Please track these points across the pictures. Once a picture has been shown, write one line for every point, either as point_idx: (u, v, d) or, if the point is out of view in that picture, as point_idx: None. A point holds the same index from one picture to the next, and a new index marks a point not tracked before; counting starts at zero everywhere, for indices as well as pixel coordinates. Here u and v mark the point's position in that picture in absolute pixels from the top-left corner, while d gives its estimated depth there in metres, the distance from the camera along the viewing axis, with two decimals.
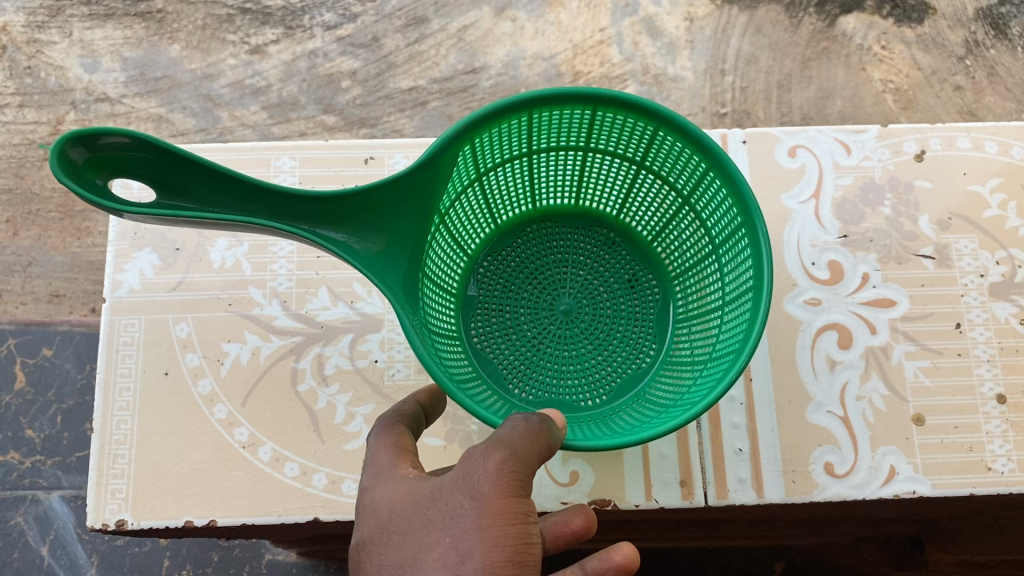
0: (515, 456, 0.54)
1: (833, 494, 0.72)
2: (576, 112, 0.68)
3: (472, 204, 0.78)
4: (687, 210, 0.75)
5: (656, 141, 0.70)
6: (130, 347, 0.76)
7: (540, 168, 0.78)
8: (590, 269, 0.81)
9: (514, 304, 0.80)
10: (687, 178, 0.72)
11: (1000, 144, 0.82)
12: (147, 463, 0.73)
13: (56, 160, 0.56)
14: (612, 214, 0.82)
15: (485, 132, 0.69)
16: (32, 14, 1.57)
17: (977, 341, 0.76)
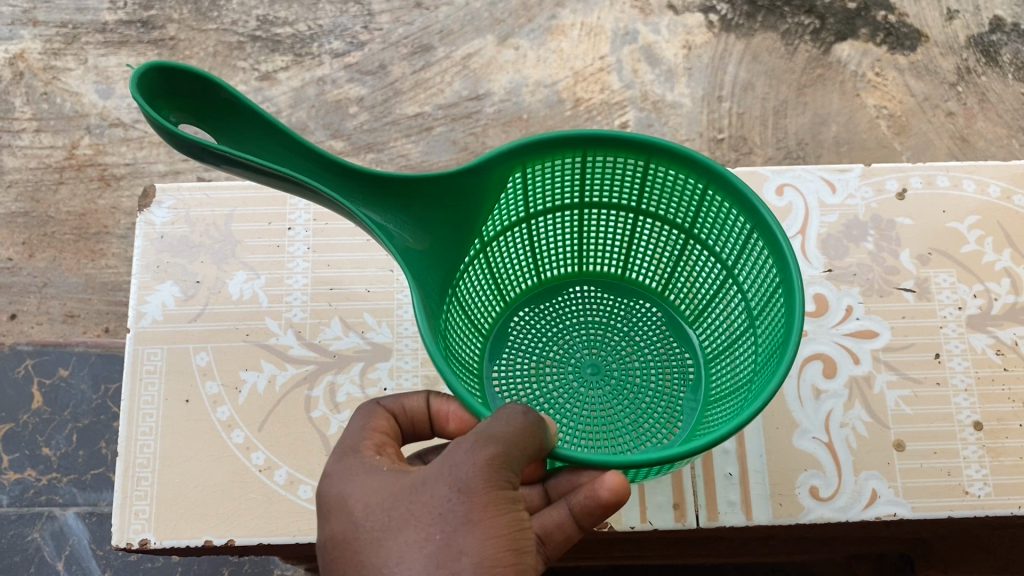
0: (508, 451, 0.56)
1: (818, 516, 0.76)
2: (630, 163, 0.73)
3: (518, 248, 0.83)
4: (719, 269, 0.78)
5: (704, 206, 0.74)
6: (152, 375, 0.81)
7: (590, 226, 0.84)
8: (625, 338, 0.85)
9: (544, 354, 0.84)
10: (720, 235, 0.75)
11: (978, 182, 0.89)
12: (168, 485, 0.77)
13: (136, 78, 0.60)
14: (656, 290, 0.87)
15: (539, 176, 0.73)
16: (49, 41, 1.62)
17: (955, 371, 0.81)
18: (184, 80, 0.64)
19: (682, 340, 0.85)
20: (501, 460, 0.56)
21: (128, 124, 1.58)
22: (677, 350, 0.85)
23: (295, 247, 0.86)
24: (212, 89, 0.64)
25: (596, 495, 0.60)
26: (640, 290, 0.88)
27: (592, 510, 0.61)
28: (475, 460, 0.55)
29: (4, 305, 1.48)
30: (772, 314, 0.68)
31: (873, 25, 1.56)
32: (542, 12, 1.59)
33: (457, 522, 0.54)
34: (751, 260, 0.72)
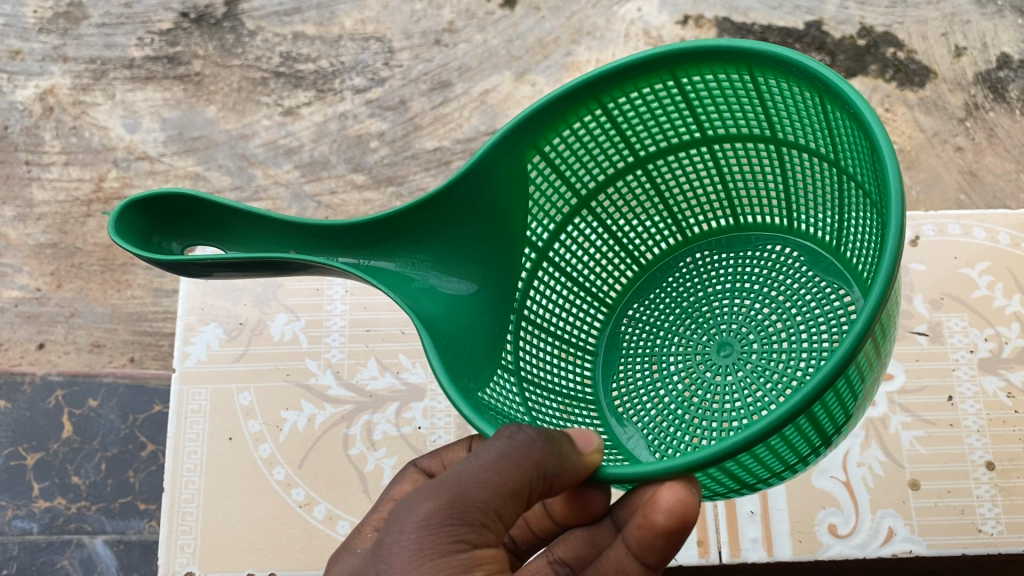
0: (459, 496, 0.58)
1: (836, 552, 0.84)
2: (663, 89, 0.75)
3: (600, 232, 0.87)
4: (824, 164, 0.75)
5: (768, 103, 0.73)
6: (198, 415, 0.91)
7: (664, 183, 0.86)
8: (768, 300, 0.84)
9: (667, 342, 0.86)
10: (796, 125, 0.74)
11: (988, 230, 0.95)
12: (211, 520, 0.87)
13: (117, 216, 0.68)
14: (783, 224, 0.85)
15: (581, 136, 0.79)
16: (78, 77, 1.59)
17: (968, 412, 0.88)
18: (168, 211, 0.73)
19: (835, 271, 0.81)
20: (441, 520, 0.57)
21: (154, 157, 1.55)
22: (833, 290, 0.81)
23: (333, 291, 0.97)
24: (188, 212, 0.73)
25: (651, 521, 0.61)
26: (771, 233, 0.86)
27: (653, 542, 0.63)
28: (410, 527, 0.57)
29: (32, 335, 1.43)
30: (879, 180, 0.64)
31: (883, 61, 1.51)
32: (559, 48, 1.55)
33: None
34: (839, 132, 0.69)
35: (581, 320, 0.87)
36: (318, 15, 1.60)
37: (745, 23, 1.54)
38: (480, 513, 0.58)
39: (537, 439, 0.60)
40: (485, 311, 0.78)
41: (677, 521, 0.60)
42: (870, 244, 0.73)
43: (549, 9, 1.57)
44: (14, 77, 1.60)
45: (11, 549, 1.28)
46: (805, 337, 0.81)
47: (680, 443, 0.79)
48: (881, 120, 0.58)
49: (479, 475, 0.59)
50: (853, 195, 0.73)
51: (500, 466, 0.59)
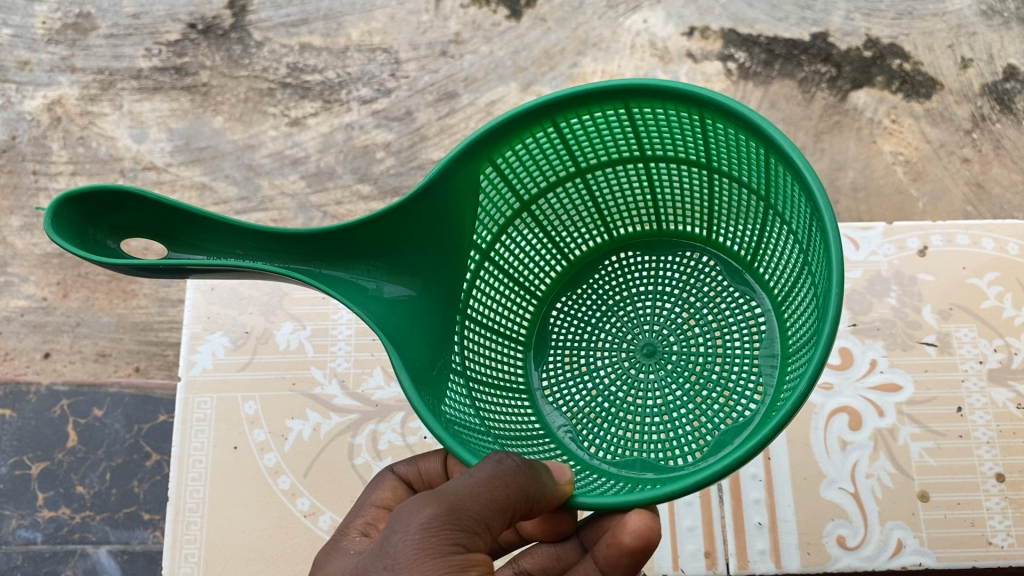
0: (455, 508, 0.58)
1: (845, 564, 0.84)
2: (613, 112, 0.74)
3: (531, 235, 0.86)
4: (755, 199, 0.77)
5: (710, 134, 0.73)
6: (203, 423, 0.91)
7: (600, 189, 0.85)
8: (687, 305, 0.86)
9: (593, 345, 0.87)
10: (734, 159, 0.75)
11: (997, 241, 0.95)
12: (216, 529, 0.87)
13: (54, 214, 0.65)
14: (703, 234, 0.86)
15: (522, 152, 0.77)
16: (86, 87, 1.60)
17: (977, 423, 0.87)
18: (109, 208, 0.69)
19: (746, 283, 0.84)
20: (441, 525, 0.57)
21: (161, 167, 1.55)
22: (745, 300, 0.84)
23: None
24: (127, 213, 0.69)
25: (619, 542, 0.64)
26: (690, 241, 0.87)
27: (618, 564, 0.66)
28: (412, 530, 0.57)
29: (38, 344, 1.44)
30: (812, 232, 0.67)
31: (890, 72, 1.51)
32: (565, 59, 1.55)
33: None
34: (777, 180, 0.71)
35: (512, 314, 0.87)
36: (325, 26, 1.60)
37: (751, 35, 1.54)
38: (473, 523, 0.59)
39: (522, 465, 0.61)
40: (430, 317, 0.75)
41: (643, 544, 0.64)
42: (789, 273, 0.77)
43: (555, 20, 1.57)
44: (22, 87, 1.60)
45: (15, 559, 1.28)
46: (732, 352, 0.82)
47: (605, 438, 0.81)
48: (824, 187, 0.61)
49: (473, 489, 0.59)
50: (778, 229, 0.76)
51: (492, 484, 0.60)
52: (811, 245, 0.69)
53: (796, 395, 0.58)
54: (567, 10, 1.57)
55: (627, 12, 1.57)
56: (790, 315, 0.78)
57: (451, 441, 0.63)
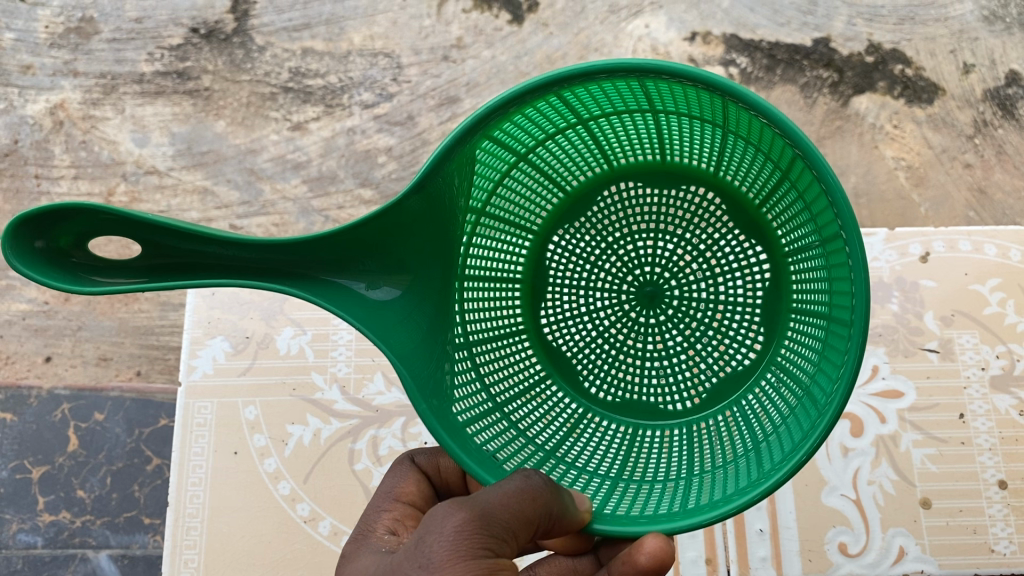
0: (486, 516, 0.59)
1: (847, 571, 0.83)
2: (625, 83, 0.71)
3: (529, 175, 0.86)
4: (769, 166, 0.78)
5: (729, 112, 0.71)
6: (203, 428, 0.91)
7: (602, 132, 0.84)
8: (687, 244, 0.89)
9: (592, 284, 0.91)
10: (751, 138, 0.75)
11: (1000, 247, 0.95)
12: (215, 535, 0.87)
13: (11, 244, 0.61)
14: (709, 170, 0.87)
15: (528, 116, 0.75)
16: (88, 92, 1.60)
17: (980, 430, 0.87)
18: (75, 221, 0.64)
19: (751, 225, 0.87)
20: (473, 529, 0.58)
21: (163, 171, 1.55)
22: (748, 244, 0.87)
23: None
24: (95, 227, 0.65)
25: (634, 561, 0.63)
26: (696, 175, 0.88)
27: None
28: (445, 531, 0.58)
29: (39, 348, 1.43)
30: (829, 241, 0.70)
31: (891, 78, 1.51)
32: (567, 64, 1.55)
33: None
34: (799, 173, 0.72)
35: (510, 251, 0.89)
36: (326, 30, 1.60)
37: (753, 40, 1.54)
38: (502, 531, 0.60)
39: (548, 481, 0.63)
40: (420, 312, 0.73)
41: (657, 565, 0.62)
42: (796, 243, 0.81)
43: (557, 25, 1.57)
44: (24, 91, 1.60)
45: (16, 562, 1.28)
46: (733, 296, 0.88)
47: (604, 375, 0.89)
48: (851, 207, 0.61)
49: (502, 499, 0.61)
50: (786, 193, 0.79)
51: (521, 496, 0.61)
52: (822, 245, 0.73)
53: (809, 444, 0.62)
54: (569, 15, 1.57)
55: (629, 17, 1.57)
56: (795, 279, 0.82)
57: (466, 461, 0.66)
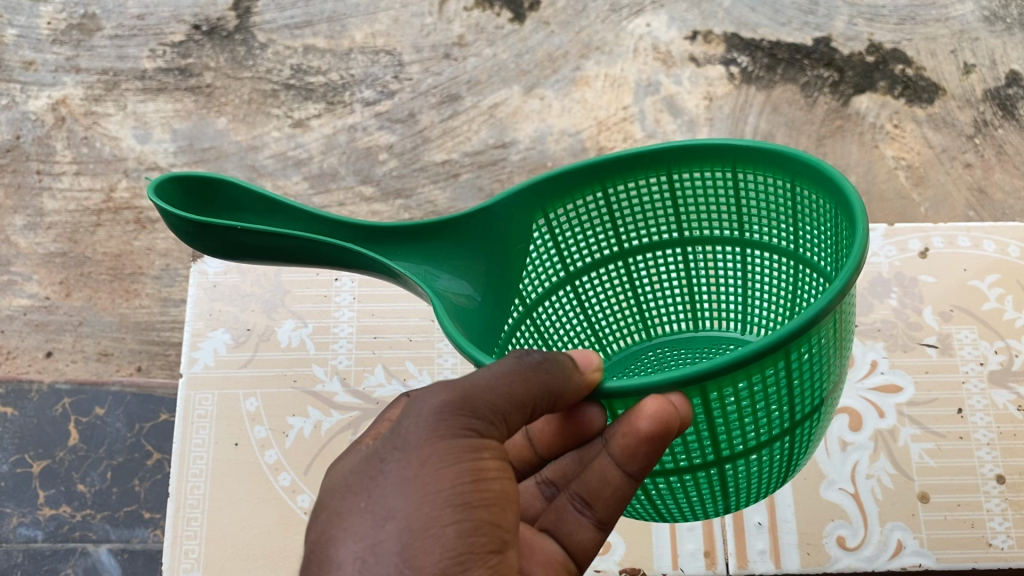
0: (468, 397, 0.53)
1: (845, 564, 0.84)
2: (652, 181, 0.74)
3: (571, 317, 0.82)
4: (787, 261, 0.75)
5: (745, 194, 0.72)
6: (204, 419, 0.92)
7: (641, 279, 0.83)
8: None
9: None
10: (768, 224, 0.73)
11: (997, 243, 0.98)
12: (216, 525, 0.87)
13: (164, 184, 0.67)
14: (742, 333, 0.84)
15: (563, 229, 0.76)
16: (90, 88, 1.60)
17: (978, 425, 0.88)
18: (193, 196, 0.70)
19: None
20: (454, 410, 0.52)
21: (164, 167, 1.54)
22: None
23: (341, 297, 0.99)
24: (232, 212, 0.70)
25: (633, 431, 0.52)
26: (729, 338, 0.85)
27: (635, 450, 0.55)
28: (424, 412, 0.52)
29: (40, 343, 1.43)
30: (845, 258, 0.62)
31: (892, 78, 1.51)
32: (568, 62, 1.55)
33: (394, 484, 0.51)
34: (809, 225, 0.68)
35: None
36: (328, 28, 1.61)
37: (753, 39, 1.55)
38: (488, 413, 0.53)
39: (546, 360, 0.55)
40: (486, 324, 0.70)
41: (661, 431, 0.51)
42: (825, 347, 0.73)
43: (558, 24, 1.58)
44: (27, 87, 1.61)
45: (15, 556, 1.27)
46: None
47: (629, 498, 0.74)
48: (850, 188, 0.59)
49: (489, 380, 0.53)
50: (812, 290, 0.73)
51: (511, 377, 0.54)
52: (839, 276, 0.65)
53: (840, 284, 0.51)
54: (570, 14, 1.58)
55: (630, 16, 1.58)
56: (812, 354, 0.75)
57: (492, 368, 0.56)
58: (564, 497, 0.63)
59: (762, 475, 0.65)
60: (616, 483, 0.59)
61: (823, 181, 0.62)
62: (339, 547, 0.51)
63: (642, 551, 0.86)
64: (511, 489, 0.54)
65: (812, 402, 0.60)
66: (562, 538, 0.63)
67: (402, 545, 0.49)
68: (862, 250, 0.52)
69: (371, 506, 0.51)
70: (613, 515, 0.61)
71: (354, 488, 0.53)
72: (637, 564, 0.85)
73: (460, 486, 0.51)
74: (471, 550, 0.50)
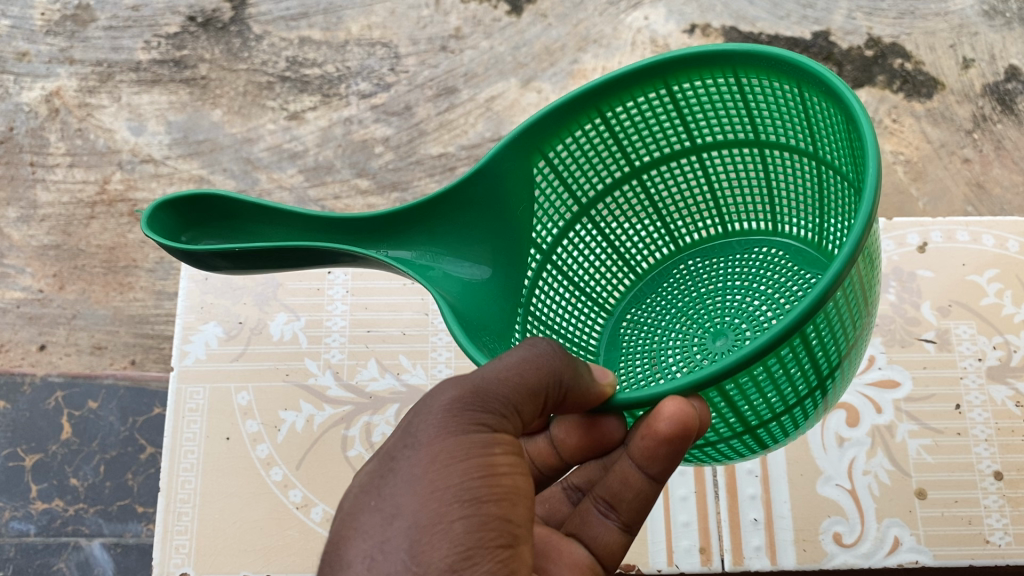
0: (480, 391, 0.58)
1: (842, 561, 0.83)
2: (656, 96, 0.78)
3: (595, 240, 0.88)
4: (806, 160, 0.78)
5: (749, 96, 0.75)
6: (195, 413, 0.92)
7: (660, 191, 0.88)
8: (756, 293, 0.86)
9: (662, 346, 0.86)
10: (779, 122, 0.77)
11: (997, 237, 0.97)
12: (208, 520, 0.87)
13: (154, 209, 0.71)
14: (767, 227, 0.88)
15: (576, 153, 0.81)
16: (84, 79, 1.59)
17: (975, 421, 0.88)
18: (189, 215, 0.74)
19: (816, 262, 0.84)
20: (464, 406, 0.57)
21: (159, 160, 1.53)
22: (817, 276, 0.83)
23: (334, 290, 0.98)
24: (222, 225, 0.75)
25: (656, 430, 0.58)
26: (757, 235, 0.89)
27: (657, 451, 0.61)
28: (434, 410, 0.57)
29: (33, 336, 1.42)
30: (857, 159, 0.66)
31: (891, 72, 1.50)
32: (565, 55, 1.54)
33: (404, 481, 0.56)
34: (820, 123, 0.71)
35: (583, 326, 0.88)
36: (324, 19, 1.60)
37: (752, 33, 1.53)
38: (499, 406, 0.58)
39: (557, 351, 0.60)
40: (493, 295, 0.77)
41: (679, 431, 0.58)
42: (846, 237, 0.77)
43: (556, 16, 1.56)
44: (20, 78, 1.60)
45: (7, 551, 1.26)
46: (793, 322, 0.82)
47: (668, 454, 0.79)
48: (866, 112, 0.60)
49: (501, 372, 0.59)
50: (835, 187, 0.76)
51: (524, 366, 0.59)
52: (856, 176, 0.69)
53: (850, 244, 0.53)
54: (568, 7, 1.57)
55: (628, 9, 1.56)
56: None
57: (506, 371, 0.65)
58: (589, 500, 0.69)
59: (801, 426, 0.67)
60: (639, 485, 0.65)
61: (823, 84, 0.64)
62: (353, 545, 0.55)
63: (637, 547, 0.85)
64: (524, 484, 0.58)
65: (837, 357, 0.60)
66: (587, 540, 0.68)
67: (411, 541, 0.53)
68: (874, 199, 0.54)
69: (382, 505, 0.55)
70: (637, 518, 0.67)
71: (368, 490, 0.57)
72: (632, 561, 0.85)
73: (469, 481, 0.55)
74: (479, 543, 0.53)
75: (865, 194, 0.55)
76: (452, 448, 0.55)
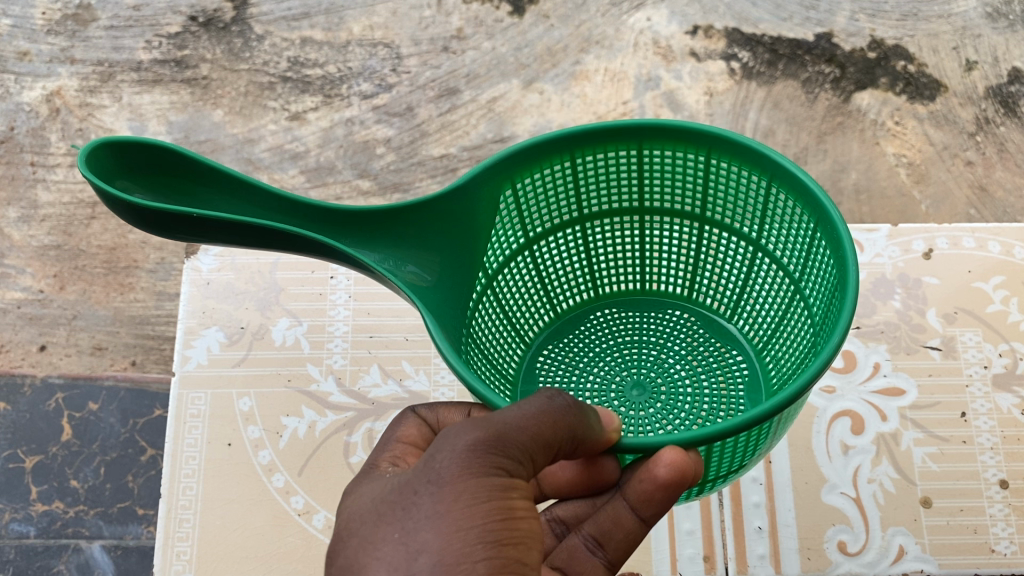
0: (501, 435, 0.57)
1: (846, 569, 0.83)
2: (623, 155, 0.78)
3: (524, 276, 0.86)
4: (745, 244, 0.83)
5: (714, 172, 0.77)
6: (196, 419, 0.91)
7: (596, 239, 0.88)
8: (671, 351, 0.88)
9: (581, 387, 0.87)
10: (732, 206, 0.80)
11: (1002, 245, 0.97)
12: (209, 527, 0.86)
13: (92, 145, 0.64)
14: (680, 293, 0.92)
15: (526, 200, 0.79)
16: (85, 79, 1.58)
17: (981, 429, 0.88)
18: (132, 159, 0.67)
19: (728, 336, 0.89)
20: (486, 448, 0.56)
21: None
22: (727, 351, 0.88)
23: (336, 296, 0.98)
24: (169, 180, 0.68)
25: (653, 475, 0.60)
26: (670, 300, 0.92)
27: (652, 496, 0.63)
28: (457, 449, 0.56)
29: (33, 337, 1.41)
30: (817, 260, 0.73)
31: (893, 74, 1.49)
32: (567, 56, 1.54)
33: (425, 515, 0.54)
34: (778, 218, 0.77)
35: (506, 352, 0.86)
36: (326, 20, 1.59)
37: (755, 34, 1.53)
38: (517, 452, 0.57)
39: (572, 406, 0.61)
40: (448, 305, 0.71)
41: (676, 478, 0.60)
42: (774, 323, 0.84)
43: (558, 17, 1.56)
44: (21, 78, 1.59)
45: (7, 552, 1.26)
46: (712, 387, 0.86)
47: None
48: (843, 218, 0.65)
49: (520, 419, 0.58)
50: (768, 275, 0.83)
51: (540, 418, 0.59)
52: (807, 278, 0.76)
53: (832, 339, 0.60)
54: (570, 8, 1.57)
55: (631, 10, 1.56)
56: (773, 357, 0.84)
57: (479, 388, 0.61)
58: (576, 537, 0.69)
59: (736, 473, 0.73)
60: (629, 527, 0.67)
61: (801, 186, 0.70)
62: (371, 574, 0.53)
63: (642, 555, 0.85)
64: (536, 528, 0.58)
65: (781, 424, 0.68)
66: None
67: None
68: (856, 290, 0.62)
69: (406, 538, 0.54)
70: (623, 556, 0.68)
71: (387, 519, 0.56)
72: (636, 568, 0.84)
73: (490, 524, 0.54)
74: None
75: (847, 294, 0.62)
76: (475, 489, 0.54)
